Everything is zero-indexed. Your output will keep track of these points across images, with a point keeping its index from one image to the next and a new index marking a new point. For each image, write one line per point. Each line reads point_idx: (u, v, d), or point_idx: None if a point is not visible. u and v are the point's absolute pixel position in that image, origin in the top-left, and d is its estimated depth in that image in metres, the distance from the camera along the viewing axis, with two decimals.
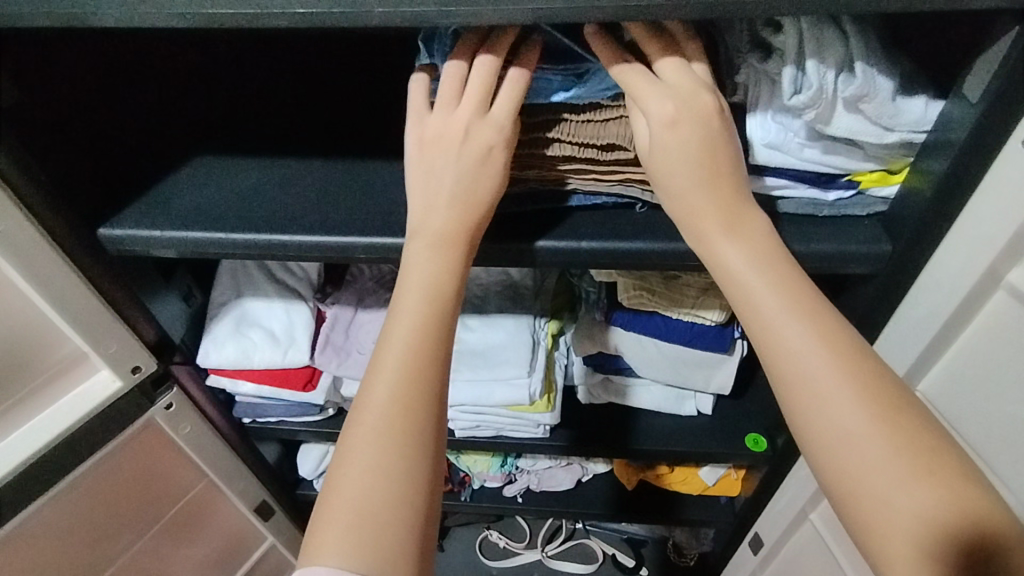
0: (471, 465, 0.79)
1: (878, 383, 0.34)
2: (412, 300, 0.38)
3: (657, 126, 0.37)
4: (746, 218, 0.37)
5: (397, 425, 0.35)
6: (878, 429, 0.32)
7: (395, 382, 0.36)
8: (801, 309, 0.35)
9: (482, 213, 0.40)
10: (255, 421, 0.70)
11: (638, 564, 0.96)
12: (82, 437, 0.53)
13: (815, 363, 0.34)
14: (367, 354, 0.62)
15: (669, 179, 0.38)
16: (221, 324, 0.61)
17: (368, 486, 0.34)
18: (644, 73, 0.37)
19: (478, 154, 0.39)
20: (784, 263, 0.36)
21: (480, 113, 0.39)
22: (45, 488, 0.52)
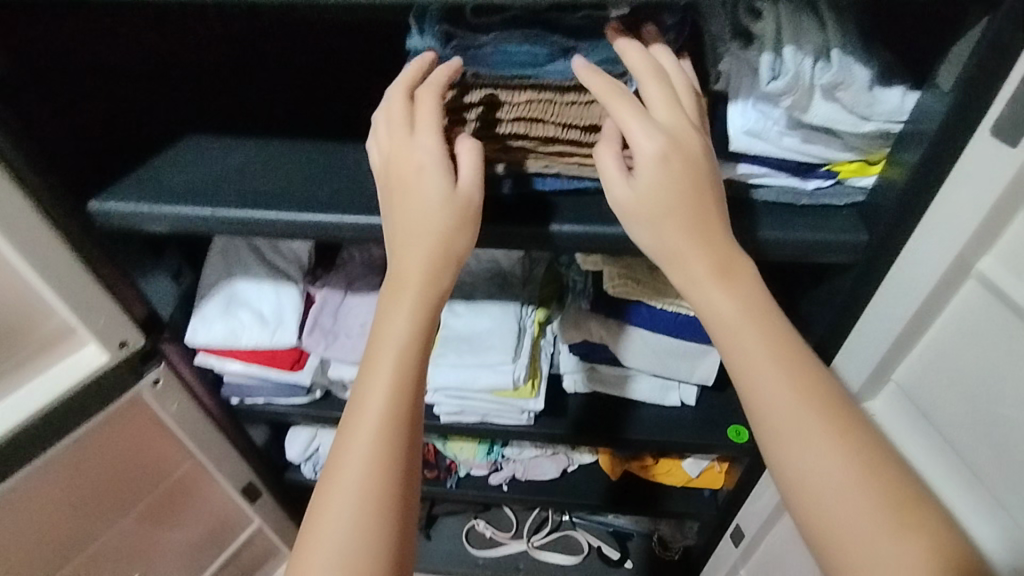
0: (457, 452, 0.79)
1: (855, 444, 0.35)
2: (391, 339, 0.38)
3: (645, 159, 0.36)
4: (732, 271, 0.37)
5: (383, 464, 0.37)
6: (851, 491, 0.34)
7: (383, 422, 0.37)
8: (793, 376, 0.36)
9: (438, 243, 0.39)
10: (243, 402, 0.71)
11: (622, 557, 0.97)
12: (68, 410, 0.53)
13: (793, 425, 0.35)
14: (355, 338, 0.63)
15: (650, 224, 0.38)
16: (211, 304, 0.62)
17: (342, 540, 0.36)
18: (631, 104, 0.37)
19: (413, 177, 0.39)
20: (770, 322, 0.37)
21: (416, 136, 0.39)
22: (29, 459, 0.52)
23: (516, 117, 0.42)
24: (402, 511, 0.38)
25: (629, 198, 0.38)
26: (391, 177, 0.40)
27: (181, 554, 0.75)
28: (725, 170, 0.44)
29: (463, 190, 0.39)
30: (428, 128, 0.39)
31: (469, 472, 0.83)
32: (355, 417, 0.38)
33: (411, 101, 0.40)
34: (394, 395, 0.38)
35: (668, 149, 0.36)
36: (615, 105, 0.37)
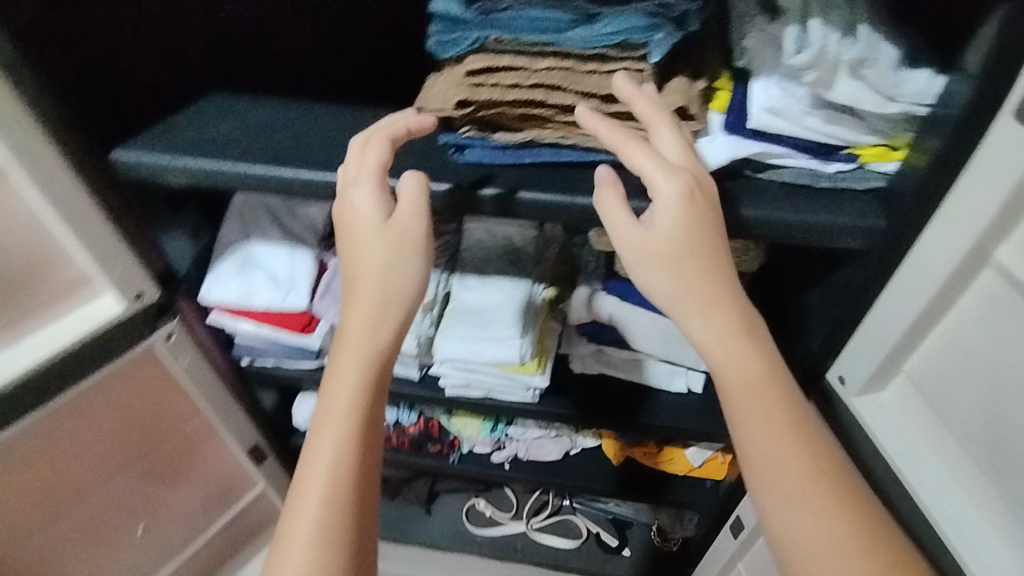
0: (461, 428, 0.80)
1: (848, 493, 0.39)
2: (356, 364, 0.43)
3: (666, 202, 0.40)
4: (747, 322, 0.41)
5: (327, 520, 0.41)
6: (846, 544, 0.38)
7: (327, 485, 0.42)
8: (796, 432, 0.40)
9: (372, 273, 0.42)
10: (253, 364, 0.71)
11: (621, 544, 0.97)
12: (82, 358, 0.54)
13: (792, 471, 0.39)
14: None
15: (664, 275, 0.40)
16: (227, 263, 0.63)
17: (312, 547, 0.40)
18: (649, 150, 0.40)
19: (355, 214, 0.43)
20: (783, 383, 0.40)
21: (360, 177, 0.43)
22: (43, 402, 0.54)
23: (535, 82, 0.42)
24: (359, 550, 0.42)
25: (646, 242, 0.40)
26: (341, 235, 0.44)
27: (186, 508, 0.76)
28: (745, 148, 0.43)
29: (395, 243, 0.43)
30: (370, 167, 0.43)
31: (471, 450, 0.83)
32: (311, 457, 0.42)
33: (363, 145, 0.44)
34: (338, 453, 0.42)
35: (690, 193, 0.40)
36: (629, 149, 0.40)
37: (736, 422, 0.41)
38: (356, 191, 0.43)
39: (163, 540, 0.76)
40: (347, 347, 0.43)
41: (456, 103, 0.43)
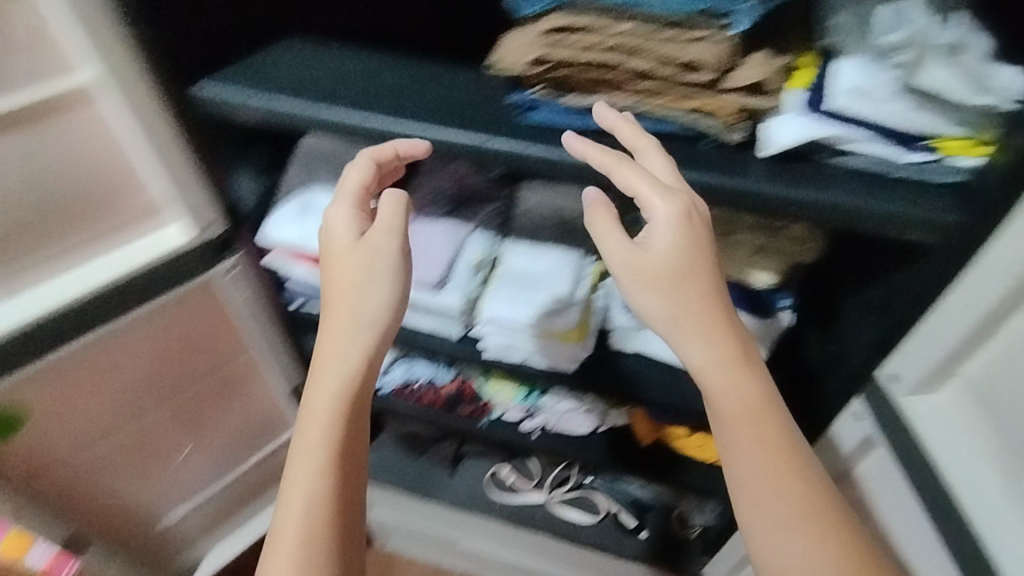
0: (495, 393, 0.82)
1: (828, 506, 0.44)
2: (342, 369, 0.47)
3: (662, 222, 0.42)
4: (741, 352, 0.44)
5: (316, 505, 0.46)
6: (814, 552, 0.43)
7: (306, 495, 0.46)
8: (777, 455, 0.44)
9: (348, 284, 0.47)
10: (298, 309, 0.72)
11: (639, 525, 0.97)
12: (149, 282, 0.56)
13: (777, 486, 0.44)
14: (419, 258, 0.66)
15: (665, 301, 0.43)
16: (288, 206, 0.65)
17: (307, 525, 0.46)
18: (635, 168, 0.42)
19: (340, 231, 0.49)
20: (779, 409, 0.44)
21: (341, 200, 0.50)
22: (111, 319, 0.56)
23: (611, 44, 0.41)
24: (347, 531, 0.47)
25: (645, 263, 0.44)
26: (322, 252, 0.50)
27: (228, 439, 0.80)
28: (818, 130, 0.42)
29: (368, 265, 0.48)
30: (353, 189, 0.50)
31: (499, 418, 0.83)
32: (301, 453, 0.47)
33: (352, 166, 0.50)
34: (325, 446, 0.47)
35: (688, 218, 0.42)
36: (619, 170, 0.42)
37: (731, 443, 0.44)
38: (336, 210, 0.50)
39: (206, 463, 0.80)
40: (328, 366, 0.47)
41: (531, 61, 0.43)
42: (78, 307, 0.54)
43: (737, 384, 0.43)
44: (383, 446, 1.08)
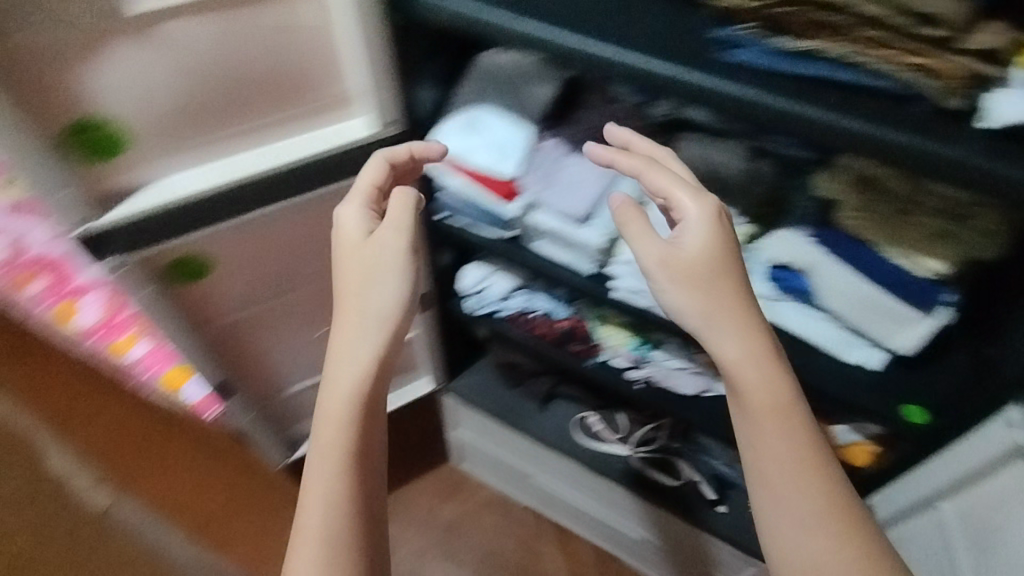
0: (608, 336, 0.83)
1: (841, 491, 0.50)
2: (353, 362, 0.51)
3: (698, 217, 0.52)
4: (767, 350, 0.50)
5: (334, 492, 0.49)
6: (832, 536, 0.48)
7: (323, 499, 0.49)
8: (798, 443, 0.49)
9: (357, 280, 0.52)
10: (444, 219, 0.76)
11: (718, 499, 0.97)
12: (334, 164, 0.61)
13: (797, 478, 0.49)
14: (572, 188, 0.68)
15: (701, 298, 0.50)
16: (455, 119, 0.68)
17: (328, 513, 0.48)
18: (661, 169, 0.55)
19: (355, 231, 0.54)
20: (799, 404, 0.50)
21: (352, 202, 0.55)
22: (297, 194, 0.61)
23: None
24: (366, 519, 0.50)
25: (687, 261, 0.51)
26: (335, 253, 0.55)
27: None
28: None
29: (372, 268, 0.53)
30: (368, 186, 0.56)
31: (606, 361, 0.84)
32: (319, 444, 0.50)
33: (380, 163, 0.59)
34: (341, 435, 0.50)
35: (710, 215, 0.52)
36: (659, 177, 0.54)
37: (759, 437, 0.50)
38: (346, 209, 0.55)
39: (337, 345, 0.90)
40: (342, 363, 0.51)
41: None
42: (273, 178, 0.59)
43: (768, 378, 0.49)
44: (480, 370, 1.12)
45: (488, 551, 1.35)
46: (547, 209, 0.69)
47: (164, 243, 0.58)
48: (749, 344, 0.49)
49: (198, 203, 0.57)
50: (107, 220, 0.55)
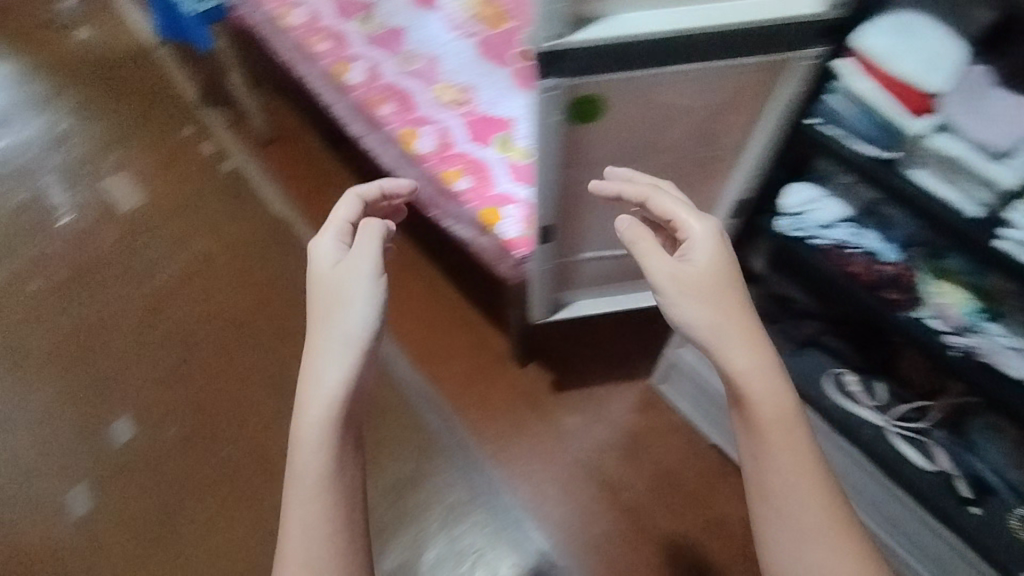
0: (940, 294, 0.80)
1: (826, 489, 0.72)
2: (325, 387, 0.71)
3: (699, 235, 0.78)
4: (764, 366, 0.75)
5: (322, 489, 0.70)
6: (817, 521, 0.71)
7: (307, 508, 0.69)
8: (792, 447, 0.73)
9: (332, 315, 0.75)
10: (818, 126, 0.76)
11: (973, 499, 0.93)
12: (764, 35, 0.66)
13: (794, 481, 0.72)
14: (996, 118, 0.66)
15: (706, 307, 0.75)
16: (888, 20, 0.70)
17: (315, 507, 0.69)
18: (671, 199, 0.81)
19: (330, 265, 0.79)
20: (797, 419, 0.73)
21: (328, 244, 0.81)
22: (722, 56, 0.67)
23: None
24: (342, 519, 0.70)
25: (690, 278, 0.76)
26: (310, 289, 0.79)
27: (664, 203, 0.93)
28: None
29: (346, 300, 0.76)
30: (332, 232, 0.82)
31: (923, 319, 0.81)
32: (299, 463, 0.70)
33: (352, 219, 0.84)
34: (318, 456, 0.70)
35: (711, 238, 0.78)
36: (669, 207, 0.80)
37: (768, 453, 0.73)
38: (321, 247, 0.81)
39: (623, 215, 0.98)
40: (316, 390, 0.71)
41: None
42: (718, 36, 0.64)
43: (770, 395, 0.73)
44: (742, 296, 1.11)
45: (665, 471, 1.40)
46: (960, 133, 0.69)
47: (598, 75, 0.66)
48: (752, 355, 0.74)
49: (640, 44, 0.63)
50: (572, 40, 0.62)
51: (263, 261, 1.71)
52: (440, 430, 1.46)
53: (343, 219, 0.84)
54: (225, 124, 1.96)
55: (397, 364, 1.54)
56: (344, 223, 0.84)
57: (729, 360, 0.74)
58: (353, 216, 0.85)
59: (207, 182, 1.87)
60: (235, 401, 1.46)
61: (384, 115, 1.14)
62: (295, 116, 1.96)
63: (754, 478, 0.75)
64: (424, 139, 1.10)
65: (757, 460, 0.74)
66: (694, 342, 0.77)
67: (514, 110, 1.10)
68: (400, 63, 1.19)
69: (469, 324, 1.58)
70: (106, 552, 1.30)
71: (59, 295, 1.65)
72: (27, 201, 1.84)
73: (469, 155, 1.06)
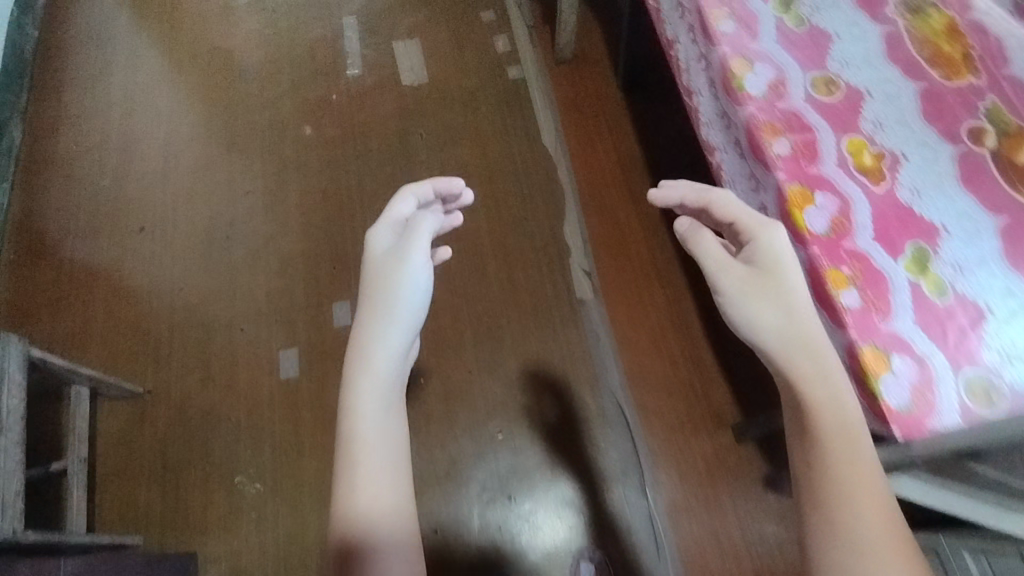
0: None
1: (894, 518, 0.61)
2: (383, 358, 0.74)
3: (765, 239, 0.76)
4: (828, 372, 0.68)
5: (387, 452, 0.72)
6: (880, 543, 0.59)
7: (374, 473, 0.70)
8: (856, 460, 0.63)
9: (388, 295, 0.77)
10: None
11: None
12: None
13: (848, 495, 0.61)
14: None
15: (766, 309, 0.72)
16: None
17: (386, 473, 0.71)
18: (739, 205, 0.79)
19: (389, 252, 0.80)
20: (862, 434, 0.65)
21: (386, 233, 0.83)
22: None
23: None
24: (406, 483, 0.72)
25: (748, 282, 0.74)
26: (364, 273, 0.81)
27: None
28: None
29: (394, 281, 0.78)
30: (391, 225, 0.84)
31: None
32: (360, 433, 0.71)
33: (411, 213, 0.86)
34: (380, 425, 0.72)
35: (778, 245, 0.75)
36: (739, 214, 0.78)
37: (829, 461, 0.63)
38: (377, 237, 0.83)
39: None
40: (368, 363, 0.73)
41: None
42: None
43: (835, 401, 0.67)
44: None
45: None
46: None
47: None
48: (816, 361, 0.69)
49: None
50: None
51: (518, 195, 1.61)
52: (627, 463, 1.34)
53: (401, 212, 0.85)
54: (530, 30, 1.83)
55: (610, 370, 1.42)
56: (402, 218, 0.85)
57: (793, 363, 0.69)
58: (411, 211, 0.86)
59: (490, 85, 1.76)
60: (453, 331, 1.47)
61: (776, 155, 0.88)
62: (601, 46, 1.78)
63: (806, 493, 0.64)
64: (818, 211, 0.84)
65: (811, 470, 0.64)
66: (759, 348, 0.73)
67: (943, 215, 0.83)
68: (812, 87, 0.93)
69: (700, 365, 1.40)
70: (300, 423, 1.36)
71: (328, 149, 1.67)
72: (324, 38, 1.84)
73: (868, 259, 0.80)
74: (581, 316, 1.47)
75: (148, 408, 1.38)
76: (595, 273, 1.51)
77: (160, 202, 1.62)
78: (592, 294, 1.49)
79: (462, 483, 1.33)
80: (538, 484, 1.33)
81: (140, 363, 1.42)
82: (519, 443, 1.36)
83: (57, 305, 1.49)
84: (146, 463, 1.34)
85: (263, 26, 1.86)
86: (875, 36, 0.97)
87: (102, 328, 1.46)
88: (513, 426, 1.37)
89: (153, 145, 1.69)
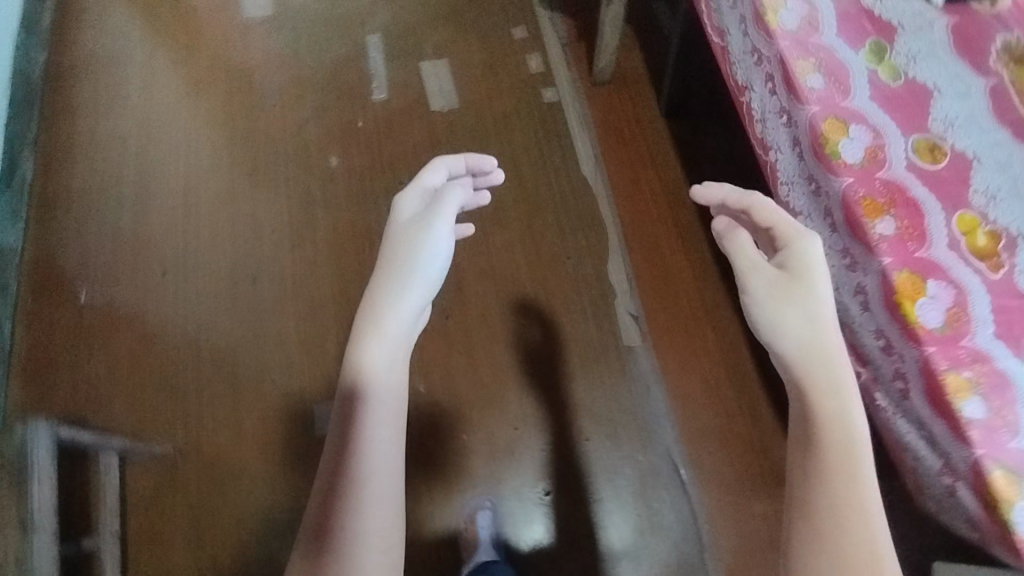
0: None
1: (877, 537, 0.53)
2: (398, 309, 0.66)
3: (802, 246, 0.70)
4: (843, 386, 0.60)
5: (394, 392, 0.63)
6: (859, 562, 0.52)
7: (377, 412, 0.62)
8: (849, 475, 0.55)
9: (404, 257, 0.70)
10: None
11: None
12: None
13: (839, 516, 0.54)
14: None
15: (788, 311, 0.64)
16: None
17: (386, 421, 0.62)
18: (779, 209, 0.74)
19: (419, 220, 0.74)
20: (863, 447, 0.57)
21: (411, 200, 0.77)
22: None
23: None
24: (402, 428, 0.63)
25: (777, 282, 0.67)
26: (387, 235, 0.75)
27: None
28: None
29: (415, 245, 0.71)
30: (417, 194, 0.78)
31: None
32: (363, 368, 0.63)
33: (441, 185, 0.81)
34: (390, 365, 0.64)
35: (815, 256, 0.69)
36: (778, 218, 0.73)
37: (822, 467, 0.56)
38: (404, 202, 0.77)
39: None
40: (379, 319, 0.65)
41: None
42: None
43: (842, 414, 0.58)
44: None
45: None
46: None
47: None
48: (828, 371, 0.60)
49: None
50: None
51: (558, 230, 1.53)
52: (681, 524, 1.27)
53: (432, 182, 0.81)
54: (566, 48, 1.73)
55: (661, 421, 1.35)
56: (431, 189, 0.80)
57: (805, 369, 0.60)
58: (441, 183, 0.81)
59: (525, 108, 1.66)
60: (493, 379, 1.39)
61: (879, 235, 0.80)
62: (643, 68, 1.68)
63: (794, 501, 0.56)
64: (931, 302, 0.76)
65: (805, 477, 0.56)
66: (776, 354, 0.64)
67: None
68: (914, 153, 0.84)
69: (757, 419, 1.34)
70: None
71: (356, 181, 1.59)
72: (349, 59, 1.74)
73: (989, 360, 0.72)
74: (629, 363, 1.39)
75: (177, 464, 1.32)
76: (642, 317, 1.43)
77: (182, 240, 1.54)
78: (640, 340, 1.41)
79: (509, 544, 1.27)
80: (588, 547, 1.27)
81: (167, 416, 1.36)
82: (568, 502, 1.30)
83: (80, 353, 1.42)
84: (176, 518, 1.28)
85: (284, 45, 1.76)
86: (977, 87, 0.87)
87: (128, 378, 1.40)
88: (562, 483, 1.31)
89: (173, 176, 1.61)
